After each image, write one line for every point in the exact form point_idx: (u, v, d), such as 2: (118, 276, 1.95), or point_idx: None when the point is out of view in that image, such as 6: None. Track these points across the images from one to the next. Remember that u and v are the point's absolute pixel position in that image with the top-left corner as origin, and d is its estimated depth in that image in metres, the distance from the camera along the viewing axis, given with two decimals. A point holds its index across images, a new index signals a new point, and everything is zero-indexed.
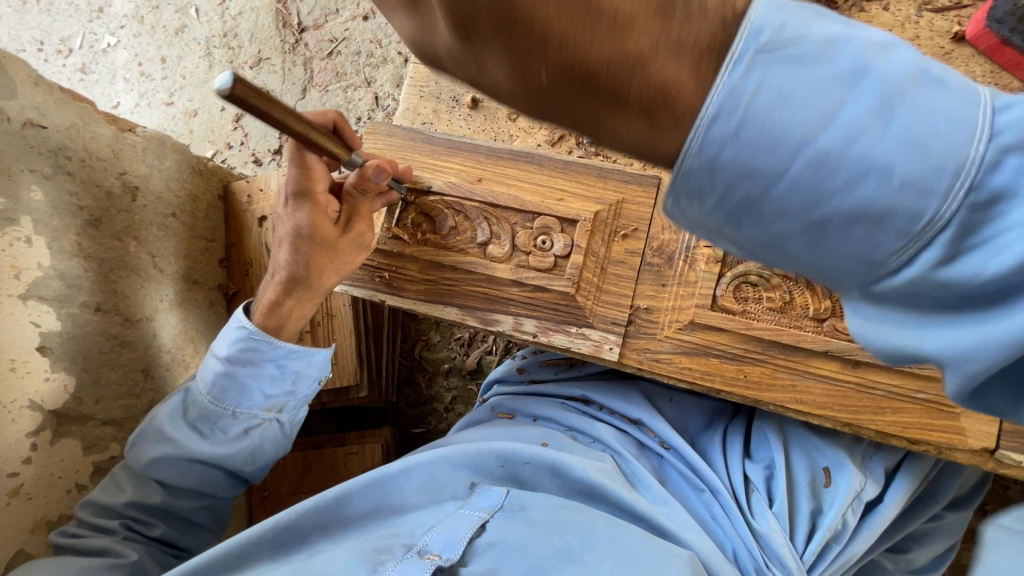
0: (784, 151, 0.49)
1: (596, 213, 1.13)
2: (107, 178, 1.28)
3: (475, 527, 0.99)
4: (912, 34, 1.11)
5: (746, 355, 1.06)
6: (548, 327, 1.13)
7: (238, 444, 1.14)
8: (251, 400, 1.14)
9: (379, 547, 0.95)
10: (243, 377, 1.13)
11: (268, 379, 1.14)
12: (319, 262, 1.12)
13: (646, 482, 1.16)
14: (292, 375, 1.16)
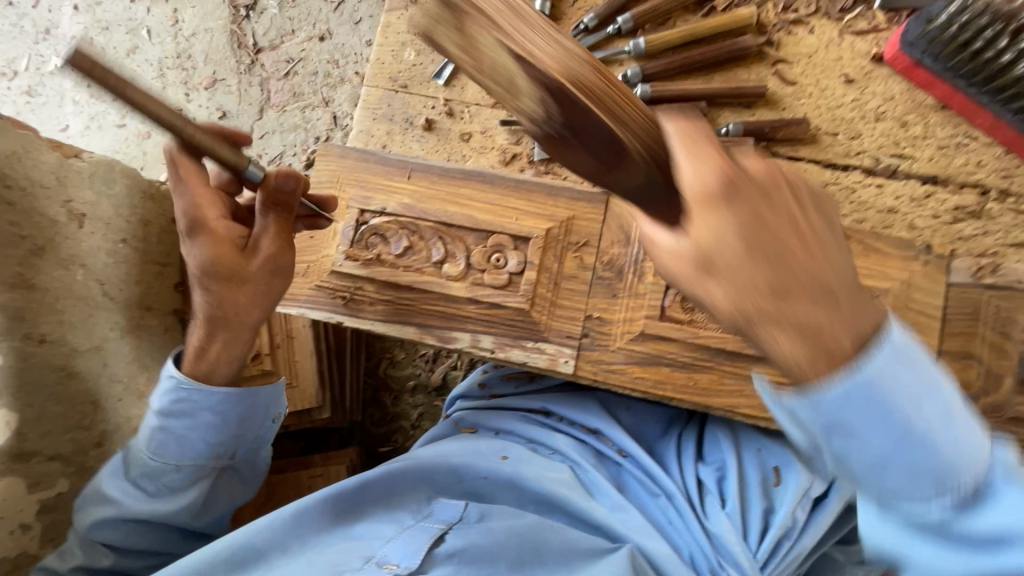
0: (871, 455, 0.66)
1: (547, 230, 1.16)
2: (51, 206, 1.25)
3: (432, 539, 0.98)
4: (836, 55, 1.19)
5: (695, 362, 1.10)
6: (505, 343, 1.15)
7: (184, 497, 1.11)
8: (193, 450, 1.10)
9: (335, 561, 0.95)
10: (183, 433, 1.09)
11: (210, 425, 1.10)
12: (228, 296, 1.03)
13: (602, 490, 1.18)
14: (237, 419, 1.12)
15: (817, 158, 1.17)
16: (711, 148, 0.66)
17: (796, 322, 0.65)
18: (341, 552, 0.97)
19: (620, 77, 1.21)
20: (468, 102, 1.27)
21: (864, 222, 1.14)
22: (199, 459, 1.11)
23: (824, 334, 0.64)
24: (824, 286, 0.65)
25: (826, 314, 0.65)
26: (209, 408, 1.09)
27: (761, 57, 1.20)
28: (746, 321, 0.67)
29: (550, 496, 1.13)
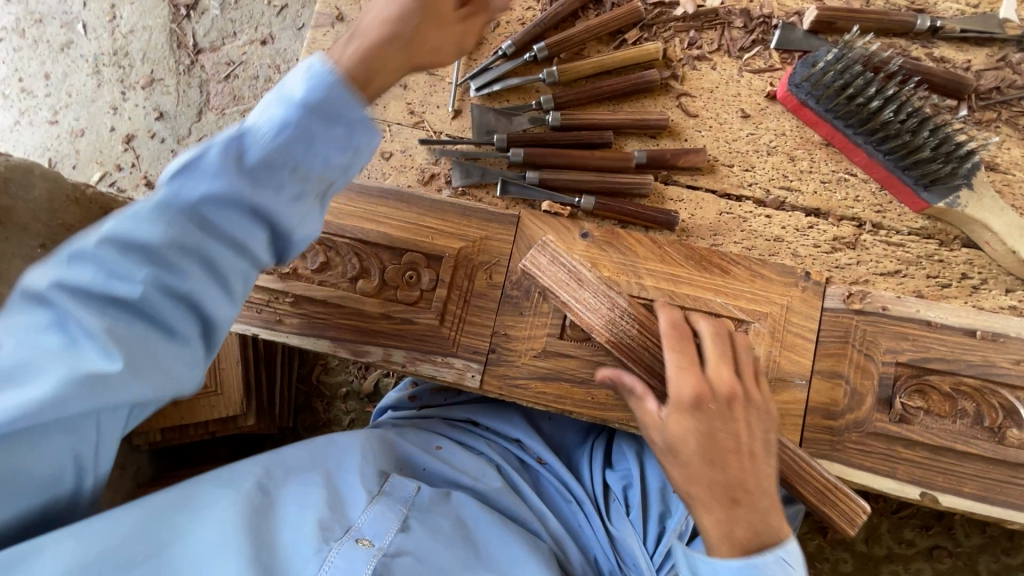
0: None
1: (459, 249, 1.21)
2: None
3: (398, 519, 1.07)
4: (735, 91, 1.27)
5: (593, 379, 1.17)
6: (416, 357, 1.19)
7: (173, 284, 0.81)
8: (246, 245, 0.84)
9: (321, 522, 1.00)
10: (221, 197, 0.80)
11: (234, 208, 0.80)
12: (426, 32, 0.96)
13: (527, 491, 1.29)
14: (263, 212, 0.82)
15: (714, 188, 1.25)
16: (686, 360, 1.04)
17: (678, 439, 1.00)
18: (329, 511, 1.02)
19: (534, 103, 1.27)
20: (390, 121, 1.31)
21: (753, 249, 1.22)
22: (188, 245, 0.81)
23: (743, 482, 0.99)
24: (748, 470, 0.99)
25: (701, 426, 1.00)
26: (211, 184, 0.79)
27: (667, 90, 1.28)
28: (675, 455, 1.01)
29: (483, 494, 1.25)
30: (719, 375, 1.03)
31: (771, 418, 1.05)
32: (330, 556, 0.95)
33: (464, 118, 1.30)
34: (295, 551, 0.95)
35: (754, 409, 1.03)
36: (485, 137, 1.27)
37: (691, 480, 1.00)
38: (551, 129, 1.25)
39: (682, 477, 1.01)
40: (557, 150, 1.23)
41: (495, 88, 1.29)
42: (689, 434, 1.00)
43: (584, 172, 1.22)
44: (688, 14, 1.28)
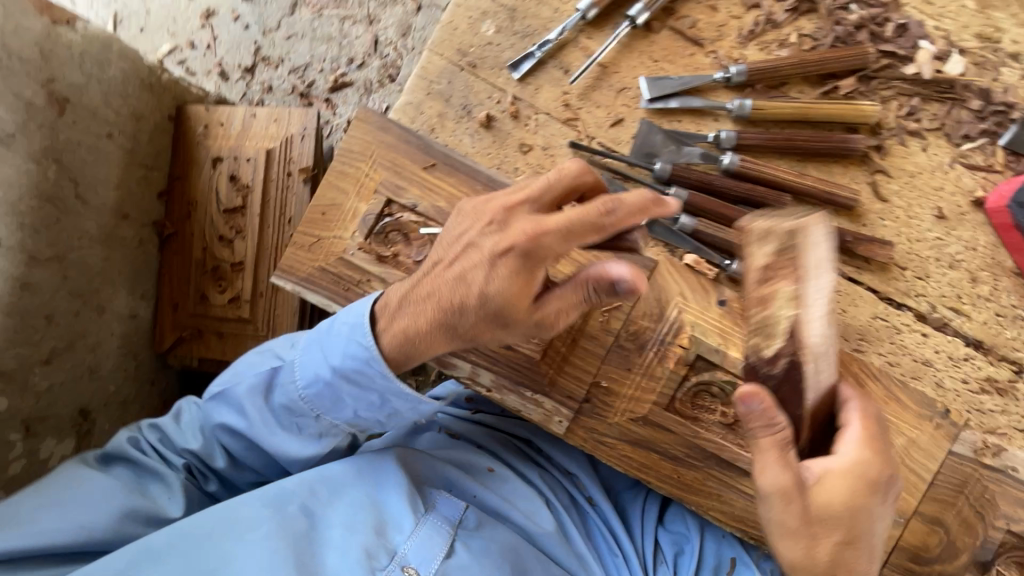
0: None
1: (581, 282, 1.07)
2: (28, 85, 1.06)
3: (445, 544, 1.02)
4: (938, 183, 1.09)
5: (685, 458, 1.07)
6: (503, 385, 1.08)
7: (304, 442, 1.04)
8: (370, 416, 1.01)
9: (369, 548, 0.99)
10: (343, 400, 0.99)
11: (358, 403, 0.99)
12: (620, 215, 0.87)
13: (574, 534, 1.20)
14: (388, 414, 1.01)
15: (878, 287, 1.09)
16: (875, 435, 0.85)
17: (823, 507, 0.80)
18: (374, 537, 1.00)
19: (711, 135, 1.08)
20: (539, 109, 1.12)
21: (896, 366, 1.09)
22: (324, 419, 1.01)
23: (858, 540, 0.82)
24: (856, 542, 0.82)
25: (851, 499, 0.81)
26: (351, 335, 0.95)
27: (862, 160, 1.10)
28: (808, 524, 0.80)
29: (528, 532, 1.17)
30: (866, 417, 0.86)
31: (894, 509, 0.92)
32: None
33: (622, 128, 1.12)
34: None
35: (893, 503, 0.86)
36: (643, 160, 1.09)
37: (793, 543, 0.81)
38: (721, 172, 1.07)
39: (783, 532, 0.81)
40: (724, 202, 1.07)
41: (671, 104, 1.10)
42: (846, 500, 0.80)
43: (746, 235, 1.06)
44: (921, 77, 1.08)
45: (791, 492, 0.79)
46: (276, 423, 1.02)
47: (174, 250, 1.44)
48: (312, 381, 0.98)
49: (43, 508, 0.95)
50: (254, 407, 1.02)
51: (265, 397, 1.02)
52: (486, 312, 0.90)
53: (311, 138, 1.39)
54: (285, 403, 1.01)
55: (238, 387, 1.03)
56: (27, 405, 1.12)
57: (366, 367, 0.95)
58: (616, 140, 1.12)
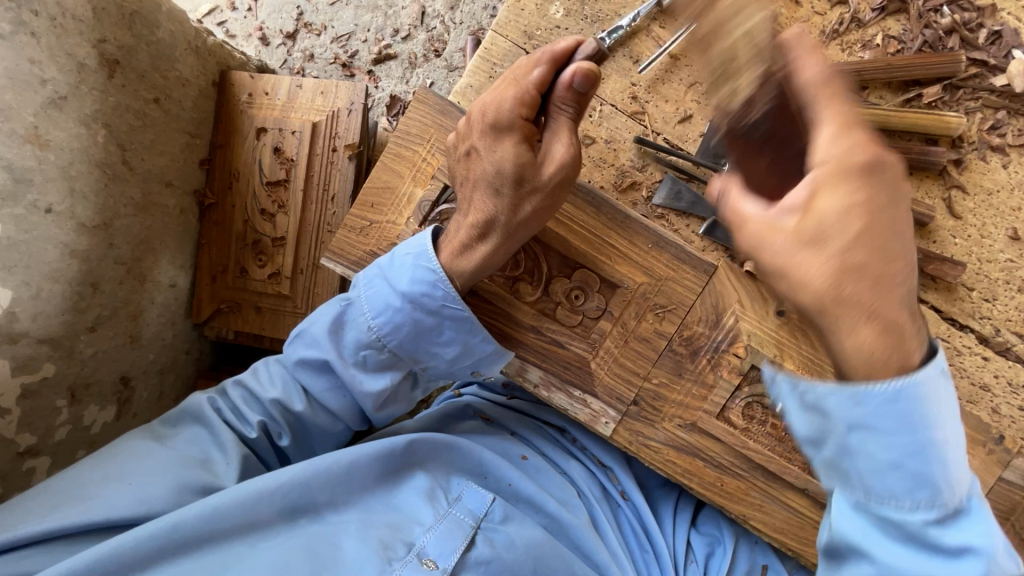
0: (883, 455, 0.68)
1: (639, 284, 1.05)
2: (80, 47, 1.02)
3: (466, 538, 0.96)
4: (1017, 203, 1.04)
5: (730, 466, 1.07)
6: (552, 383, 1.07)
7: (379, 383, 0.98)
8: (445, 347, 0.97)
9: (385, 538, 0.92)
10: (417, 324, 0.94)
11: (432, 332, 0.95)
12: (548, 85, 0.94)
13: (606, 530, 1.16)
14: (463, 349, 0.97)
15: (940, 307, 1.07)
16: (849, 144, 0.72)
17: (818, 223, 0.70)
18: (389, 528, 0.94)
19: None
20: (605, 100, 1.08)
21: (952, 388, 1.07)
22: (398, 352, 0.97)
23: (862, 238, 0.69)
24: (875, 278, 0.69)
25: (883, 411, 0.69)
26: (415, 262, 0.93)
27: (939, 175, 1.05)
28: (831, 300, 0.69)
29: (565, 525, 1.10)
30: (854, 164, 0.70)
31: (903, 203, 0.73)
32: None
33: (690, 126, 1.07)
34: (355, 568, 0.88)
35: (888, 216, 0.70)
36: (709, 161, 1.05)
37: (803, 254, 0.71)
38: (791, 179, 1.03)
39: (809, 299, 0.71)
40: None
41: None
42: (842, 209, 0.69)
43: None
44: (1011, 89, 1.01)
45: (776, 222, 0.74)
46: (351, 359, 0.97)
47: (215, 220, 1.42)
48: (382, 310, 0.94)
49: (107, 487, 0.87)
50: (331, 342, 0.97)
51: (337, 332, 0.98)
52: (509, 180, 0.92)
53: (358, 113, 1.35)
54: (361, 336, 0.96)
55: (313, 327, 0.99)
56: (74, 371, 1.12)
57: (434, 290, 0.93)
58: (682, 137, 1.07)
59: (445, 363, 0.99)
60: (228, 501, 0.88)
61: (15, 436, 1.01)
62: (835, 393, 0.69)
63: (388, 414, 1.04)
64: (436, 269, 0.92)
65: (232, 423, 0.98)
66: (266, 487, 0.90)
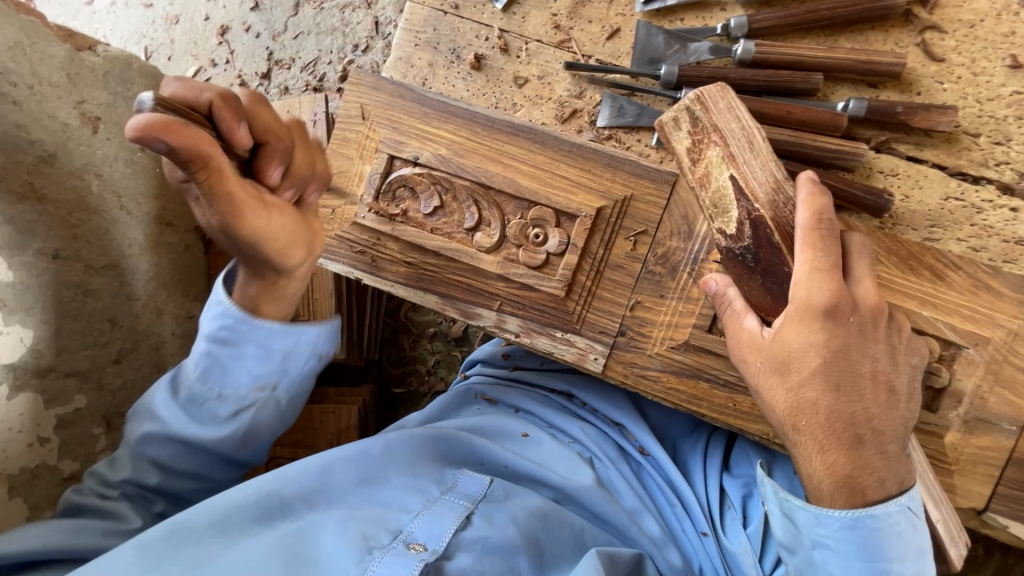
0: None
1: (599, 209, 1.00)
2: (61, 108, 1.15)
3: (460, 518, 0.98)
4: (1008, 28, 0.92)
5: (738, 383, 0.98)
6: (532, 328, 1.04)
7: (229, 424, 0.94)
8: (264, 365, 0.93)
9: (365, 531, 0.92)
10: (241, 353, 0.92)
11: (250, 359, 0.92)
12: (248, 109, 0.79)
13: (622, 489, 1.11)
14: (280, 355, 0.93)
15: (944, 163, 0.95)
16: (825, 260, 0.81)
17: (787, 352, 0.80)
18: (372, 521, 0.95)
19: (720, 26, 0.98)
20: (529, 37, 1.06)
21: (981, 251, 0.94)
22: (235, 393, 0.94)
23: (831, 386, 0.79)
24: (851, 426, 0.78)
25: (829, 340, 0.79)
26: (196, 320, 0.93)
27: (907, 20, 0.95)
28: (789, 426, 0.81)
29: (572, 493, 1.08)
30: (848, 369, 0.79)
31: (892, 364, 0.81)
32: (374, 564, 0.87)
33: (620, 40, 1.03)
34: (336, 561, 0.87)
35: (896, 387, 0.80)
36: (647, 67, 1.00)
37: (771, 379, 0.82)
38: (737, 65, 0.97)
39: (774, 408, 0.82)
40: (744, 96, 0.96)
41: (669, 1, 0.99)
42: (807, 343, 0.79)
43: (775, 128, 0.94)
44: None
45: (758, 336, 0.85)
46: (186, 415, 0.93)
47: (219, 251, 1.53)
48: (200, 359, 0.92)
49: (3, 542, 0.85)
50: (165, 407, 0.94)
51: (172, 395, 0.95)
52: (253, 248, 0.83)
53: (322, 122, 1.41)
54: (174, 391, 0.95)
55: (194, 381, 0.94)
56: (106, 402, 1.23)
57: (228, 318, 0.90)
58: (615, 54, 1.04)
59: (256, 380, 0.93)
60: (187, 515, 0.90)
61: (58, 463, 1.11)
62: (804, 508, 0.80)
63: (258, 446, 0.99)
64: (232, 303, 0.90)
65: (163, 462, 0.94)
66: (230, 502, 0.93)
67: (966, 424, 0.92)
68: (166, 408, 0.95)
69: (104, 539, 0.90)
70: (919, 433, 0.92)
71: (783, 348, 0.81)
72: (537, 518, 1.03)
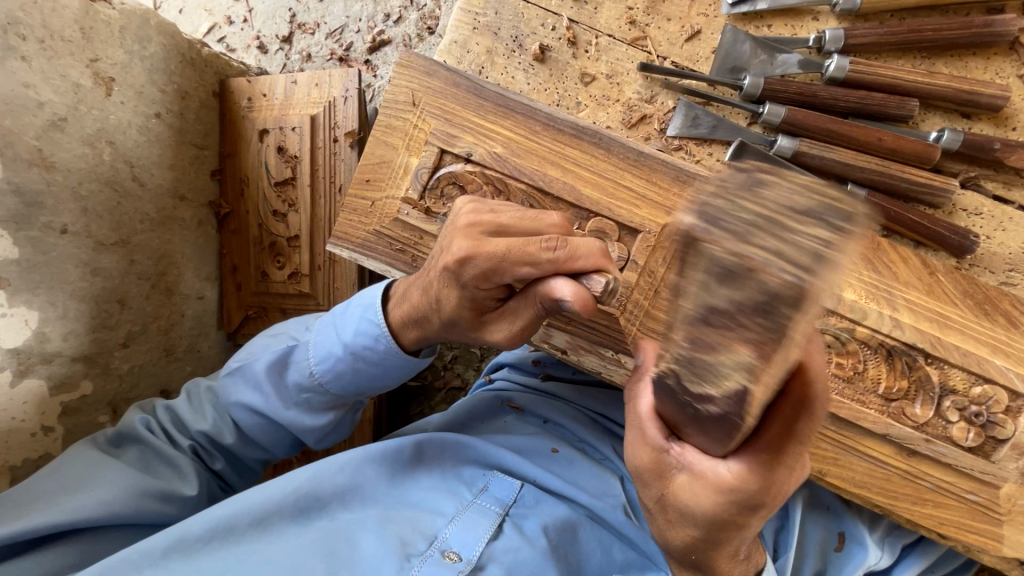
0: None
1: (664, 225, 0.93)
2: (72, 67, 1.05)
3: (493, 527, 0.93)
4: None
5: None
6: (580, 346, 0.98)
7: (326, 417, 0.97)
8: (379, 384, 0.96)
9: (404, 536, 0.90)
10: (362, 373, 0.93)
11: (372, 377, 0.93)
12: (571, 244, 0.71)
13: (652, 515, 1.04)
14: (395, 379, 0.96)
15: None
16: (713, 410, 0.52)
17: (679, 504, 0.63)
18: (407, 524, 0.92)
19: (812, 38, 0.91)
20: (600, 32, 0.99)
21: None
22: (343, 395, 0.96)
23: (724, 541, 0.65)
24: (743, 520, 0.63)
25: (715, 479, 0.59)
26: (363, 314, 0.91)
27: (1010, 49, 0.89)
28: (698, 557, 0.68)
29: (602, 513, 1.00)
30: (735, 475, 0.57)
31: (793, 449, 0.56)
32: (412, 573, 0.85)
33: (700, 43, 0.96)
34: (373, 566, 0.85)
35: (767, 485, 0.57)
36: (728, 77, 0.94)
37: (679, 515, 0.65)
38: (826, 83, 0.90)
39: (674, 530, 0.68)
40: (833, 117, 0.90)
41: (759, 5, 0.93)
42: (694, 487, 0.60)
43: (861, 154, 0.90)
44: None
45: (666, 469, 0.62)
46: (289, 398, 0.95)
47: (232, 229, 1.42)
48: (324, 357, 0.93)
49: (73, 494, 0.86)
50: (271, 383, 0.95)
51: (281, 373, 0.96)
52: (443, 317, 0.82)
53: (354, 100, 1.29)
54: (284, 370, 0.96)
55: (306, 370, 0.94)
56: (112, 388, 1.15)
57: (376, 344, 0.90)
58: (693, 58, 0.97)
59: (362, 391, 0.96)
60: (225, 514, 0.88)
61: None
62: None
63: (335, 437, 1.03)
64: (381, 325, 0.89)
65: (248, 428, 0.97)
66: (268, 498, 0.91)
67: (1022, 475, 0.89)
68: (269, 381, 0.95)
69: (166, 501, 0.91)
70: (975, 481, 0.90)
71: (672, 491, 0.63)
72: (568, 530, 0.97)
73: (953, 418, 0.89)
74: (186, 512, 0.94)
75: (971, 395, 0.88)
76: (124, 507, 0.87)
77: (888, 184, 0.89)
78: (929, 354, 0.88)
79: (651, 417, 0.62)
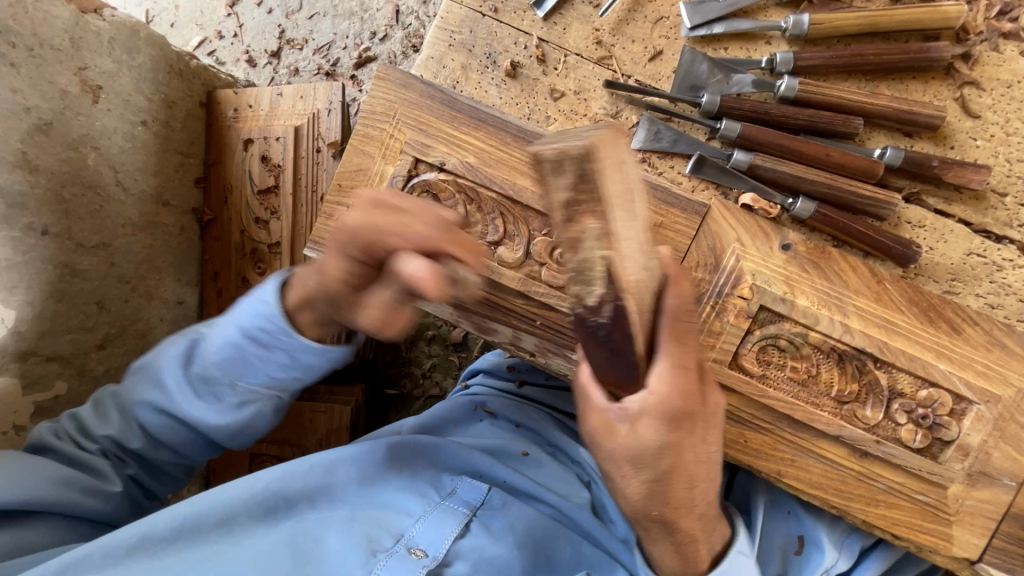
0: None
1: None
2: (61, 74, 1.09)
3: (459, 528, 0.95)
4: None
5: (752, 420, 0.96)
6: (548, 349, 1.01)
7: (233, 409, 0.90)
8: (286, 372, 0.89)
9: (371, 534, 0.91)
10: (267, 357, 0.87)
11: (277, 360, 0.87)
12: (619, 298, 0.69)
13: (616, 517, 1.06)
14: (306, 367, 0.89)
15: (970, 220, 0.97)
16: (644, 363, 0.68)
17: (627, 450, 0.68)
18: (375, 523, 0.93)
19: (764, 60, 0.97)
20: (568, 50, 1.04)
21: (998, 308, 0.96)
22: (251, 387, 0.90)
23: (674, 474, 0.71)
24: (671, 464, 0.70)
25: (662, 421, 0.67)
26: (256, 309, 0.85)
27: (947, 73, 0.96)
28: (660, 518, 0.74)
29: (567, 513, 1.02)
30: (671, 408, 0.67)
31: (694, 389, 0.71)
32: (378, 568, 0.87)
33: (662, 63, 1.02)
34: (340, 561, 0.87)
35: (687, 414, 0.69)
36: (688, 94, 1.00)
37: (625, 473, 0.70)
38: (778, 101, 0.96)
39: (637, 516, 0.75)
40: (784, 134, 0.96)
41: (715, 29, 0.99)
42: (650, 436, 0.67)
43: (811, 169, 0.95)
44: None
45: (612, 424, 0.69)
46: (192, 393, 0.90)
47: (214, 236, 1.45)
48: (223, 346, 0.88)
49: None
50: (173, 381, 0.90)
51: (184, 371, 0.91)
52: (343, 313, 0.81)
53: (337, 112, 1.34)
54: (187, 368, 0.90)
55: (206, 364, 0.89)
56: (87, 389, 1.16)
57: (270, 325, 0.85)
58: (655, 77, 1.03)
59: (272, 381, 0.90)
60: (194, 513, 0.89)
61: None
62: None
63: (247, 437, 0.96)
64: (274, 303, 0.85)
65: (154, 428, 0.93)
66: (238, 498, 0.92)
67: (969, 476, 0.92)
68: (172, 379, 0.90)
69: (88, 493, 0.91)
70: (924, 482, 0.93)
71: (623, 440, 0.68)
72: (533, 532, 0.98)
73: (901, 420, 0.93)
74: (109, 505, 0.94)
75: (918, 399, 0.92)
76: (34, 497, 0.86)
77: (836, 196, 0.95)
78: (877, 358, 0.93)
79: (593, 382, 0.70)
